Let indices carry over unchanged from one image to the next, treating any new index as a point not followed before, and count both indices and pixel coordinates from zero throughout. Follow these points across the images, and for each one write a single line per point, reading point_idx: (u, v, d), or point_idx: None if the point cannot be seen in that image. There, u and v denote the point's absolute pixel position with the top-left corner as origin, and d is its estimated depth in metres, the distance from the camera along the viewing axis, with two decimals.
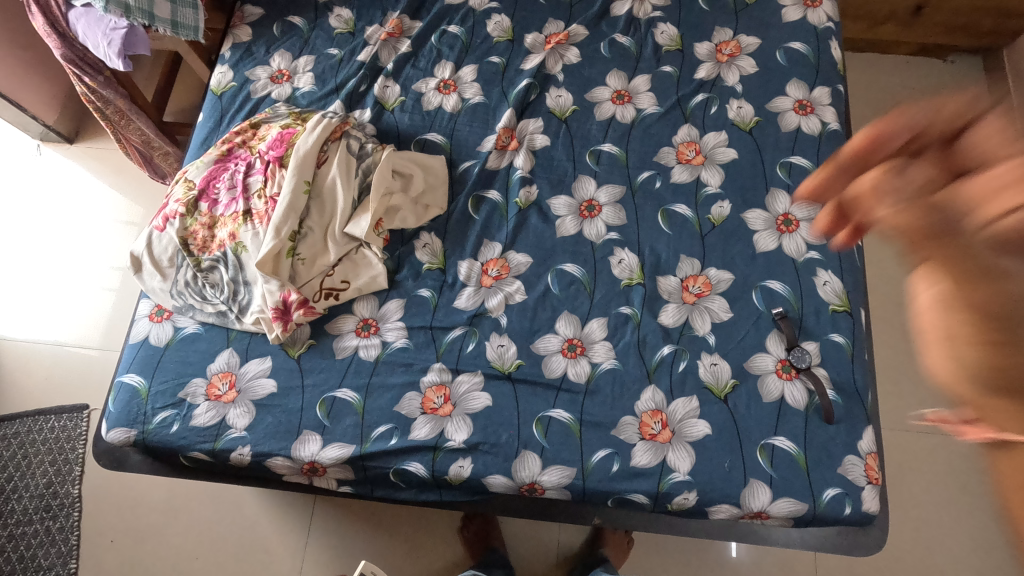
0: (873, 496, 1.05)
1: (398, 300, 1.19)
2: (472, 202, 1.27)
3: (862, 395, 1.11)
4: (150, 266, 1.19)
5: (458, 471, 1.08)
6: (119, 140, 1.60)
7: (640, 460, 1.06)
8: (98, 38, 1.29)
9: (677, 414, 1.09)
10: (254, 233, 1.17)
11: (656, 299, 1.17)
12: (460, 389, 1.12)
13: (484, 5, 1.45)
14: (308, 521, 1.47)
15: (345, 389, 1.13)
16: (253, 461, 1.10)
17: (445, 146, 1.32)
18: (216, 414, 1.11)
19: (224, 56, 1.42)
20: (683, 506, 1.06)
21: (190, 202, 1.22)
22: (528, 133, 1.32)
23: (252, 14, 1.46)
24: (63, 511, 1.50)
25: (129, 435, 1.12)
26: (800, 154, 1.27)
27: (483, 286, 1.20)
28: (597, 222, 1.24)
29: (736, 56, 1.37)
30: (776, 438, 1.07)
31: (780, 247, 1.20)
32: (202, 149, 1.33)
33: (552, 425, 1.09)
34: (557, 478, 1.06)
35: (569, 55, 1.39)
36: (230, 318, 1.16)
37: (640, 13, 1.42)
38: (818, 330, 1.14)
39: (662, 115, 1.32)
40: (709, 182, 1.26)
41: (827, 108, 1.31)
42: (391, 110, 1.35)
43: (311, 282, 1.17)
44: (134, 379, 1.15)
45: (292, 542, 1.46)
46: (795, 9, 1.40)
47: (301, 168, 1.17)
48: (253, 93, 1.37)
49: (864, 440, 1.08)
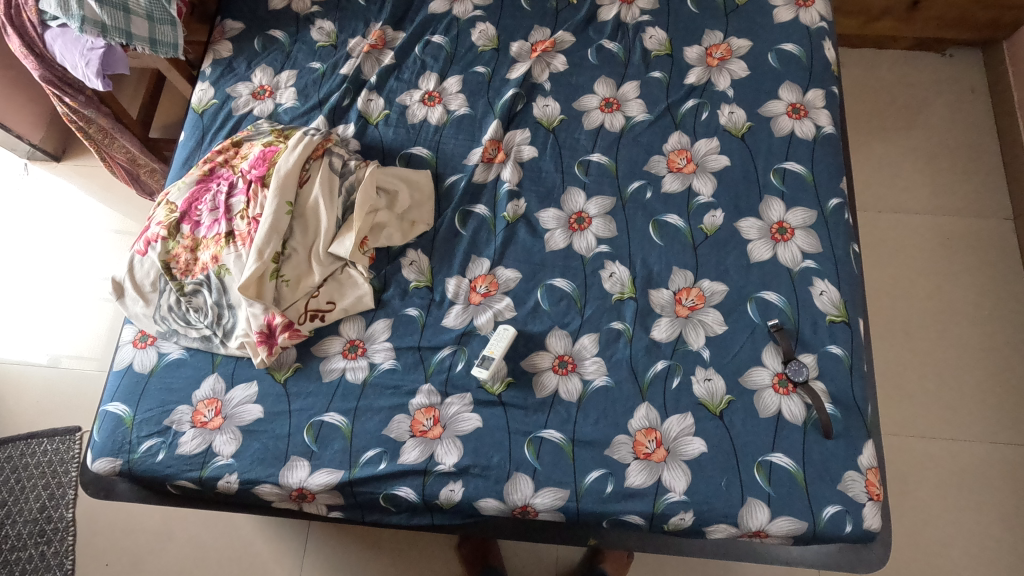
0: (875, 512, 1.02)
1: (385, 320, 1.17)
2: (459, 216, 1.25)
3: (861, 408, 1.08)
4: (133, 291, 1.17)
5: (449, 495, 1.06)
6: (104, 159, 1.58)
7: (635, 480, 1.04)
8: (76, 58, 1.27)
9: (671, 432, 1.06)
10: (237, 255, 1.15)
11: (648, 313, 1.15)
12: (450, 411, 1.10)
13: (468, 13, 1.41)
14: (302, 540, 1.46)
15: (333, 413, 1.10)
16: (241, 489, 1.08)
17: (431, 160, 1.29)
18: (202, 441, 1.10)
19: (205, 73, 1.40)
20: (679, 526, 1.04)
21: (171, 225, 1.20)
22: (515, 144, 1.30)
23: (233, 29, 1.43)
24: (58, 536, 1.49)
25: (114, 464, 1.10)
26: (794, 160, 1.24)
27: (471, 304, 1.17)
28: (588, 235, 1.21)
29: (727, 59, 1.34)
30: (773, 454, 1.04)
31: (775, 257, 1.17)
32: (184, 169, 1.31)
33: (543, 446, 1.07)
34: (550, 500, 1.04)
35: (555, 63, 1.36)
36: (215, 342, 1.14)
37: (628, 18, 1.39)
38: (815, 342, 1.12)
39: (652, 122, 1.29)
40: (701, 191, 1.23)
41: (821, 111, 1.28)
42: (375, 124, 1.32)
43: (296, 303, 1.15)
44: (118, 407, 1.13)
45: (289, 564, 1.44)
46: (787, 9, 1.37)
47: (283, 188, 1.15)
48: (235, 110, 1.34)
49: (865, 454, 1.05)
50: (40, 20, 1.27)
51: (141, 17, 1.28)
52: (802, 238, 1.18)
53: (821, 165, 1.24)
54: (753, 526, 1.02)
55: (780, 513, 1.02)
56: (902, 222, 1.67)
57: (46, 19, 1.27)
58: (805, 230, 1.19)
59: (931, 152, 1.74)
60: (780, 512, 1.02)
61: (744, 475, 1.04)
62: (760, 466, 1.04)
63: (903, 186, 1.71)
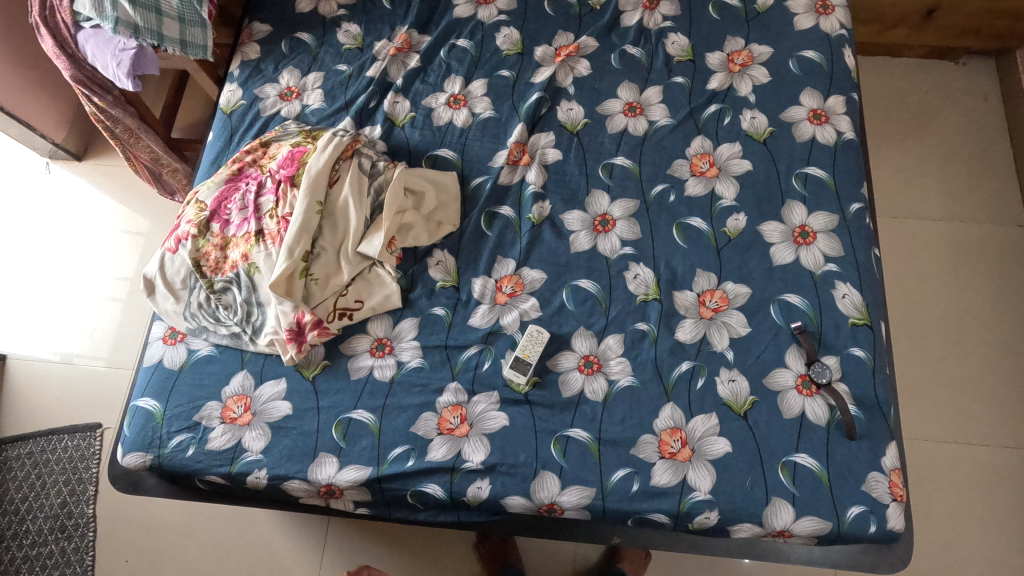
0: (899, 513, 1.03)
1: (412, 319, 1.19)
2: (485, 218, 1.26)
3: (884, 410, 1.09)
4: (163, 289, 1.19)
5: (476, 492, 1.07)
6: (129, 158, 1.59)
7: (661, 479, 1.05)
8: (108, 59, 1.29)
9: (696, 432, 1.08)
10: (267, 253, 1.16)
11: (673, 315, 1.16)
12: (477, 409, 1.11)
13: (493, 18, 1.44)
14: (322, 533, 1.47)
15: (361, 410, 1.12)
16: (269, 485, 1.09)
17: (456, 162, 1.31)
18: (231, 437, 1.11)
19: (233, 74, 1.42)
20: (704, 525, 1.05)
21: (201, 223, 1.21)
22: (540, 147, 1.31)
23: (260, 31, 1.46)
24: (78, 531, 1.50)
25: (144, 459, 1.11)
26: (816, 165, 1.26)
27: (498, 303, 1.19)
28: (612, 237, 1.23)
29: (748, 65, 1.36)
30: (797, 454, 1.06)
31: (798, 260, 1.19)
32: (212, 169, 1.33)
33: (570, 444, 1.08)
34: (576, 498, 1.05)
35: (579, 68, 1.38)
36: (244, 339, 1.16)
37: (650, 24, 1.41)
38: (838, 344, 1.13)
39: (675, 127, 1.31)
40: (724, 195, 1.24)
41: (841, 117, 1.30)
42: (401, 126, 1.34)
43: (325, 302, 1.17)
44: (148, 403, 1.14)
45: (310, 556, 1.46)
46: (808, 17, 1.39)
47: (314, 188, 1.16)
48: (262, 111, 1.36)
49: (888, 456, 1.06)
50: (74, 22, 1.29)
51: (172, 19, 1.30)
52: (824, 241, 1.20)
53: (842, 170, 1.25)
54: (777, 525, 1.03)
55: (804, 513, 1.03)
56: (917, 228, 1.69)
57: (79, 21, 1.29)
58: (828, 234, 1.20)
59: (945, 159, 1.76)
60: (804, 512, 1.03)
61: (769, 475, 1.05)
62: (784, 466, 1.05)
63: (917, 192, 1.73)
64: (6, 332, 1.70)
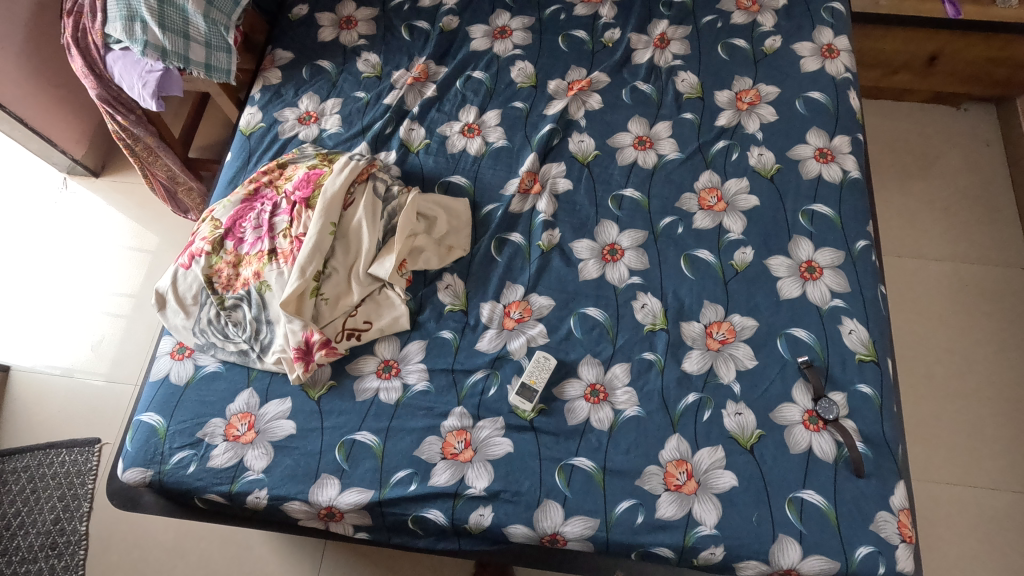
0: (908, 555, 1.01)
1: (420, 342, 1.19)
2: (495, 244, 1.28)
3: (892, 448, 1.09)
4: (174, 303, 1.20)
5: (478, 520, 1.05)
6: (145, 175, 1.62)
7: (665, 511, 1.04)
8: (134, 80, 1.33)
9: (702, 464, 1.07)
10: (279, 272, 1.18)
11: (679, 345, 1.16)
12: (481, 435, 1.10)
13: (507, 52, 1.49)
14: (320, 547, 1.45)
15: (365, 432, 1.11)
16: (269, 505, 1.08)
17: (468, 189, 1.33)
18: (233, 455, 1.10)
19: (254, 98, 1.46)
20: (708, 561, 1.03)
21: (215, 241, 1.23)
22: (551, 177, 1.34)
23: (282, 58, 1.51)
24: (69, 549, 1.47)
25: (144, 474, 1.11)
26: (822, 202, 1.28)
27: (505, 329, 1.19)
28: (620, 266, 1.24)
29: (756, 104, 1.39)
30: (804, 491, 1.04)
31: (804, 295, 1.19)
32: (229, 187, 1.36)
33: (574, 473, 1.07)
34: (579, 529, 1.04)
35: (590, 102, 1.42)
36: (252, 356, 1.16)
37: (661, 62, 1.46)
38: (845, 380, 1.13)
39: (684, 161, 1.34)
40: (732, 229, 1.26)
41: (847, 156, 1.32)
42: (416, 152, 1.38)
43: (334, 321, 1.18)
44: (152, 418, 1.14)
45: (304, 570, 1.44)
46: (814, 60, 1.43)
47: (328, 210, 1.18)
48: (281, 134, 1.40)
49: (897, 495, 1.05)
50: (104, 43, 1.33)
51: (199, 44, 1.34)
52: (831, 277, 1.21)
53: (848, 209, 1.27)
54: (784, 563, 1.01)
55: (812, 552, 1.01)
56: (921, 267, 1.70)
57: (110, 42, 1.33)
58: (833, 270, 1.21)
59: (948, 200, 1.79)
60: (812, 550, 1.01)
61: (775, 511, 1.03)
62: (791, 503, 1.04)
63: (921, 231, 1.75)
64: (10, 344, 1.70)
